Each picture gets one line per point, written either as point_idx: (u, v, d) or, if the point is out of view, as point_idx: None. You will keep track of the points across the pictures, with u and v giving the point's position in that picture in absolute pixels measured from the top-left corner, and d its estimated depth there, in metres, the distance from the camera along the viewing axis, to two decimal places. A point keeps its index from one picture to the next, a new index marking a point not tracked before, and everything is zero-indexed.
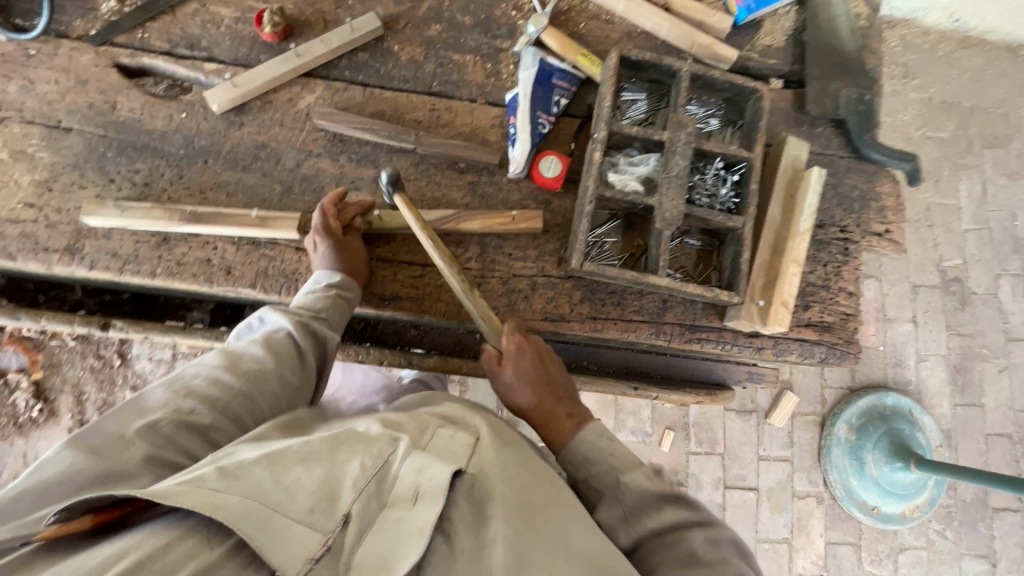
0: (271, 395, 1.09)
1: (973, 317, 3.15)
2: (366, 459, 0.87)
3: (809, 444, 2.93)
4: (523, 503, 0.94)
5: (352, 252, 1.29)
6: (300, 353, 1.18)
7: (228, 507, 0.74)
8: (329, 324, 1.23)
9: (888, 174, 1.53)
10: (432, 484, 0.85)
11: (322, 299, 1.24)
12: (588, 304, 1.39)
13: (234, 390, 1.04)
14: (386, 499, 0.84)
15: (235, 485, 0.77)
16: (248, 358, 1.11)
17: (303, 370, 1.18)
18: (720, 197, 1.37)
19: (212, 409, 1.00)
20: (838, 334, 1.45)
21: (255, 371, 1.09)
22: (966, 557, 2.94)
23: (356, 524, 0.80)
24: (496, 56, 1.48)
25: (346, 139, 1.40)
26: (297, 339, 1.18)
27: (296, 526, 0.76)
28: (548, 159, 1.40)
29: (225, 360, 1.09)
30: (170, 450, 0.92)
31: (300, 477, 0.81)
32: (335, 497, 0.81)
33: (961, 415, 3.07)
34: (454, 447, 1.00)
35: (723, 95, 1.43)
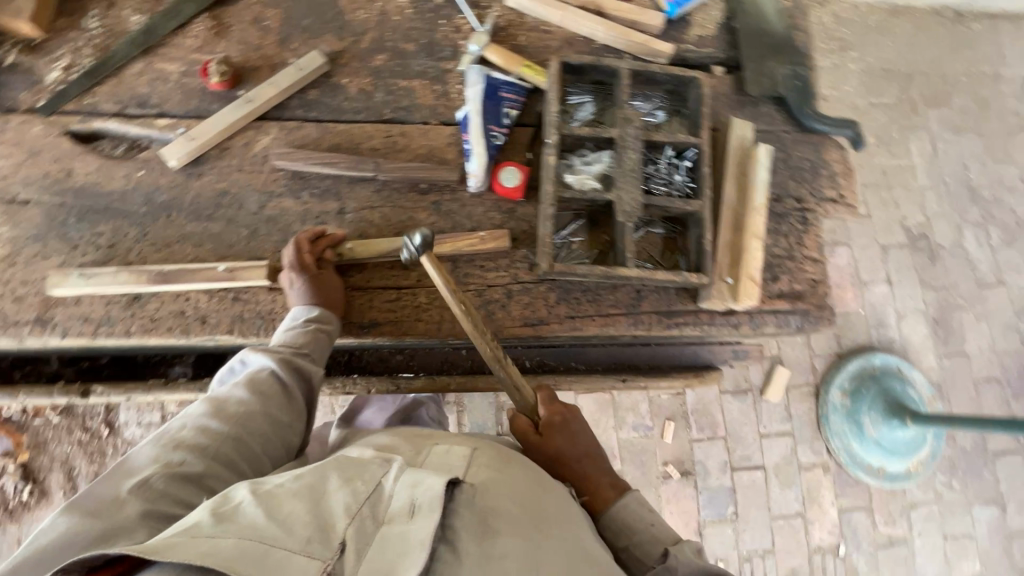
0: (262, 435, 1.09)
1: (944, 270, 3.24)
2: (359, 484, 0.88)
3: (807, 415, 2.96)
4: (528, 508, 1.00)
5: (330, 290, 1.30)
6: (286, 390, 1.17)
7: (222, 551, 0.73)
8: (312, 357, 1.22)
9: (833, 141, 1.60)
10: (427, 498, 0.87)
11: (302, 335, 1.23)
12: (564, 305, 1.41)
13: (223, 436, 1.03)
14: (381, 519, 0.85)
15: (228, 528, 0.77)
16: (233, 402, 1.10)
17: (291, 405, 1.17)
18: (676, 183, 1.42)
19: (202, 457, 0.99)
20: (810, 300, 1.48)
21: (242, 415, 1.08)
22: (976, 504, 2.99)
23: (355, 546, 0.80)
24: (443, 78, 1.53)
25: (306, 176, 1.42)
26: (280, 376, 1.17)
27: (292, 558, 0.76)
28: (507, 170, 1.43)
29: (211, 407, 1.08)
30: (167, 503, 0.91)
31: (294, 511, 0.81)
32: (329, 525, 0.81)
33: (948, 366, 3.14)
34: (451, 460, 1.05)
35: (664, 88, 1.48)
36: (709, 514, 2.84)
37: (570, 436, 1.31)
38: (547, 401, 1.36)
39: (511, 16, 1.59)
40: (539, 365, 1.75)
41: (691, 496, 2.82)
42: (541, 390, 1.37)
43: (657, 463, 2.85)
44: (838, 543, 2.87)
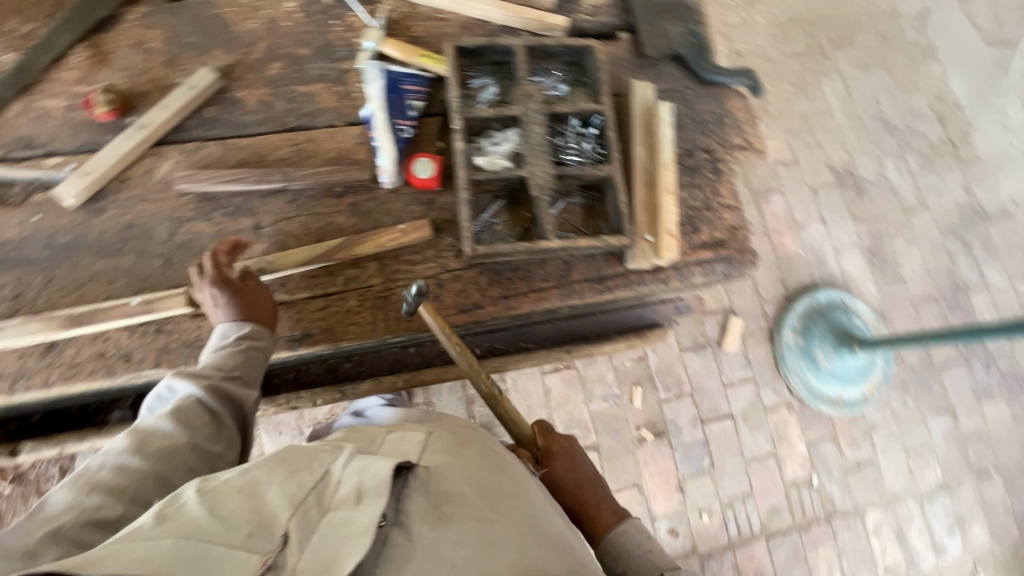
0: (188, 469, 1.06)
1: (872, 202, 3.40)
2: (305, 475, 0.87)
3: (765, 359, 3.07)
4: (484, 492, 0.99)
5: (257, 303, 1.28)
6: (214, 418, 1.15)
7: (159, 553, 0.72)
8: (243, 380, 1.22)
9: (734, 91, 1.66)
10: (374, 483, 0.86)
11: (232, 357, 1.22)
12: (497, 286, 1.42)
13: (145, 474, 1.00)
14: (327, 507, 0.84)
15: (168, 528, 0.76)
16: (157, 436, 1.06)
17: (221, 433, 1.15)
18: (586, 151, 1.44)
19: (122, 500, 0.96)
20: (732, 247, 1.54)
21: (166, 449, 1.05)
22: (930, 416, 3.17)
23: (299, 537, 0.79)
24: (344, 78, 1.52)
25: (215, 196, 1.39)
26: (208, 404, 1.15)
27: (233, 553, 0.75)
28: (419, 161, 1.42)
29: (131, 444, 1.04)
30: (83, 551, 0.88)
31: (237, 508, 0.81)
32: (272, 518, 0.80)
33: (888, 292, 3.30)
34: (406, 446, 1.05)
35: (563, 59, 1.50)
36: (686, 469, 2.92)
37: (571, 463, 1.42)
38: (545, 432, 1.47)
39: (403, 8, 1.58)
40: (490, 351, 1.77)
41: (667, 455, 2.89)
42: (537, 423, 1.49)
43: (631, 429, 2.91)
44: (810, 474, 3.00)
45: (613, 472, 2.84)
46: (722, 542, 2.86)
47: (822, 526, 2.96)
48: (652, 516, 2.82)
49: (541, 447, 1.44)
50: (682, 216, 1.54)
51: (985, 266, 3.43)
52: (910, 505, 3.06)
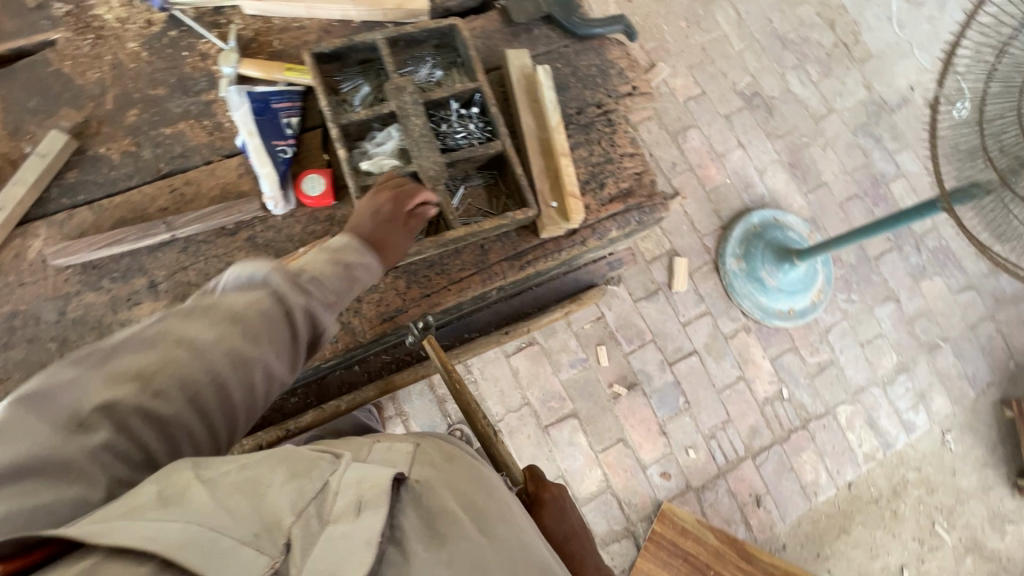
0: (252, 388, 0.96)
1: (784, 117, 3.50)
2: (305, 480, 0.79)
3: (715, 291, 3.16)
4: (475, 511, 0.97)
5: (398, 234, 1.25)
6: (296, 338, 1.03)
7: (169, 533, 0.65)
8: (327, 304, 1.09)
9: (612, 40, 1.66)
10: (374, 494, 0.81)
11: (332, 277, 1.11)
12: (416, 286, 1.40)
13: (213, 376, 0.90)
14: (327, 519, 0.76)
15: (170, 510, 0.69)
16: (242, 332, 0.94)
17: (293, 354, 1.03)
18: (473, 132, 1.42)
19: (180, 396, 0.87)
20: (640, 194, 1.55)
21: (240, 356, 0.93)
22: (876, 306, 3.34)
23: (306, 544, 0.73)
24: (209, 111, 1.44)
25: (99, 263, 1.31)
26: (294, 324, 1.02)
27: (240, 550, 0.68)
28: (308, 179, 1.37)
29: (217, 329, 0.93)
30: (126, 440, 0.80)
31: (239, 504, 0.72)
32: (277, 520, 0.73)
33: (815, 200, 3.43)
34: (395, 457, 1.00)
35: (431, 44, 1.46)
36: (665, 413, 3.00)
37: (561, 514, 1.35)
38: (535, 478, 1.40)
39: (257, 25, 1.51)
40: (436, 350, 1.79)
41: (644, 404, 2.96)
42: (529, 466, 1.42)
43: (604, 388, 2.95)
44: (780, 388, 3.13)
45: (596, 433, 2.89)
46: (713, 472, 2.96)
47: (800, 434, 3.10)
48: (642, 465, 2.89)
49: (530, 493, 1.37)
50: (586, 174, 1.54)
51: (898, 155, 3.59)
52: (875, 393, 3.23)
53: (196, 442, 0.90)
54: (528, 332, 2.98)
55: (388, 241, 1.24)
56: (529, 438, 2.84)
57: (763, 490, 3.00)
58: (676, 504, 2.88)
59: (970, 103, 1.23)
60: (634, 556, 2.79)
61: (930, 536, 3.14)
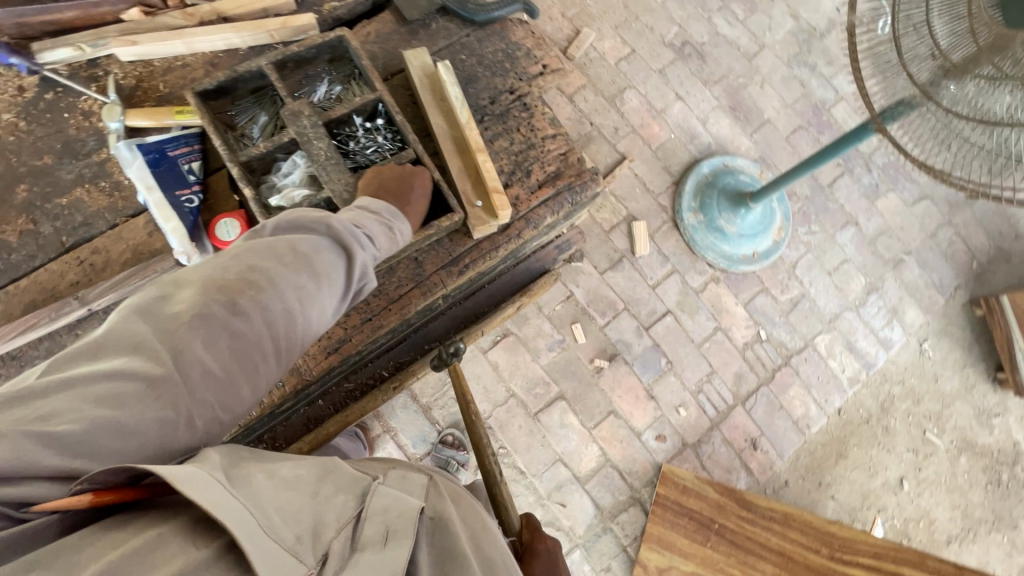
0: (312, 324, 1.00)
1: (717, 61, 3.47)
2: (349, 497, 0.83)
3: (679, 247, 3.16)
4: (483, 557, 0.92)
5: (419, 212, 1.26)
6: (346, 282, 1.07)
7: (231, 511, 0.69)
8: (375, 259, 1.14)
9: (513, 21, 1.61)
10: (401, 523, 0.83)
11: (380, 235, 1.14)
12: (357, 313, 1.37)
13: (282, 308, 0.94)
14: (357, 544, 0.78)
15: (238, 492, 0.73)
16: (304, 270, 0.99)
17: (345, 299, 1.08)
18: (382, 144, 1.37)
19: (255, 321, 0.91)
20: (569, 174, 1.52)
21: (303, 293, 0.98)
22: (837, 233, 3.37)
23: (340, 559, 0.75)
24: (105, 171, 1.36)
25: (17, 352, 1.24)
26: (345, 269, 1.07)
27: (282, 555, 0.70)
28: (222, 224, 1.31)
29: (288, 262, 0.98)
30: (216, 354, 0.86)
31: (291, 501, 0.77)
32: (321, 529, 0.76)
33: (761, 139, 3.42)
34: (410, 487, 0.96)
35: (323, 60, 1.39)
36: (649, 377, 3.02)
37: (552, 563, 1.26)
38: (531, 526, 1.36)
39: (137, 71, 1.42)
40: (399, 368, 1.78)
41: (627, 372, 2.97)
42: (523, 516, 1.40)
43: (586, 364, 2.95)
44: (757, 330, 3.16)
45: (586, 411, 2.90)
46: (706, 425, 3.00)
47: (785, 371, 3.15)
48: (636, 432, 2.92)
49: (524, 542, 1.32)
50: (510, 165, 1.50)
51: (834, 79, 3.59)
52: (849, 318, 3.29)
53: (267, 370, 0.94)
54: (500, 325, 2.95)
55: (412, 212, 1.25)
56: (520, 428, 2.84)
57: (757, 433, 3.04)
58: (675, 464, 2.91)
59: (888, 22, 1.18)
60: (643, 522, 2.81)
61: (923, 445, 3.22)
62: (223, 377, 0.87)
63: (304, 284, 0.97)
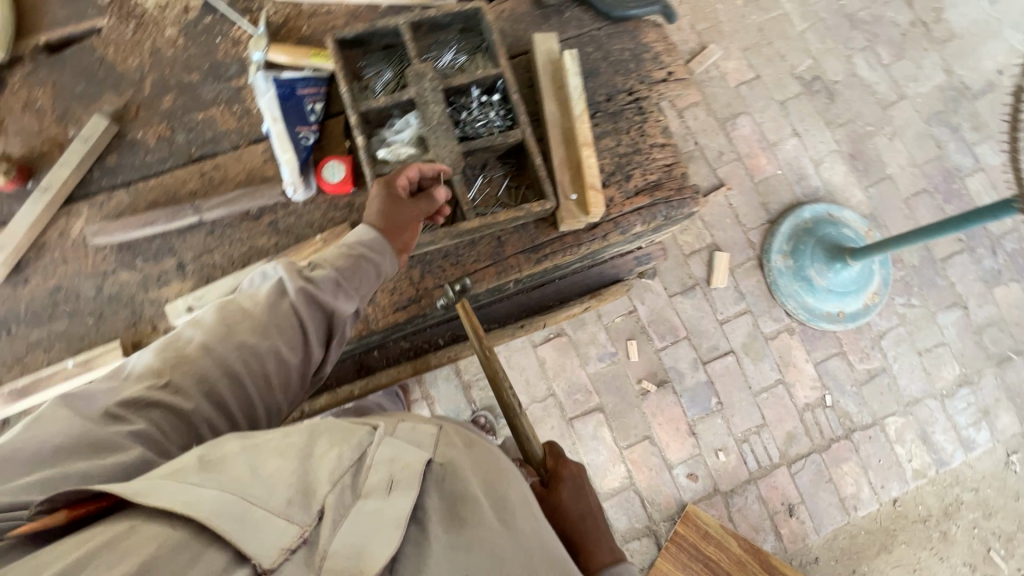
0: (262, 377, 1.04)
1: (846, 104, 3.24)
2: (344, 450, 0.83)
3: (758, 288, 3.00)
4: (498, 502, 0.90)
5: (406, 215, 1.25)
6: (302, 325, 1.10)
7: (203, 500, 0.70)
8: (337, 292, 1.13)
9: (648, 23, 1.57)
10: (405, 474, 0.83)
11: (346, 268, 1.15)
12: (431, 276, 1.41)
13: (219, 372, 0.99)
14: (360, 491, 0.79)
15: (217, 478, 0.74)
16: (245, 330, 1.04)
17: (303, 345, 1.11)
18: (493, 120, 1.39)
19: (193, 392, 0.96)
20: (669, 187, 1.47)
21: (245, 350, 1.02)
22: (939, 312, 3.08)
23: (337, 512, 0.75)
24: (239, 96, 1.46)
25: (132, 243, 1.37)
26: (299, 310, 1.08)
27: (272, 519, 0.71)
28: (329, 165, 1.38)
29: (227, 328, 1.03)
30: (157, 427, 0.91)
31: (278, 468, 0.78)
32: (312, 487, 0.77)
33: (877, 195, 3.16)
34: (420, 440, 0.93)
35: (455, 29, 1.43)
36: (695, 413, 2.90)
37: (578, 492, 1.26)
38: (555, 453, 1.33)
39: (287, 10, 1.51)
40: (454, 339, 1.83)
41: (673, 403, 2.87)
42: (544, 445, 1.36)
43: (632, 384, 2.88)
44: (822, 394, 2.95)
45: (622, 429, 2.84)
46: (743, 477, 2.85)
47: (843, 444, 2.92)
48: (668, 465, 2.82)
49: (550, 470, 1.30)
50: (612, 165, 1.47)
51: (977, 146, 3.25)
52: (930, 406, 3.00)
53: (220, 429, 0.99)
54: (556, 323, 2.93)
55: (397, 225, 1.25)
56: (552, 429, 2.82)
57: (797, 500, 2.86)
58: (701, 507, 2.80)
59: None
60: (654, 555, 2.73)
61: (984, 563, 2.90)
62: (169, 452, 0.91)
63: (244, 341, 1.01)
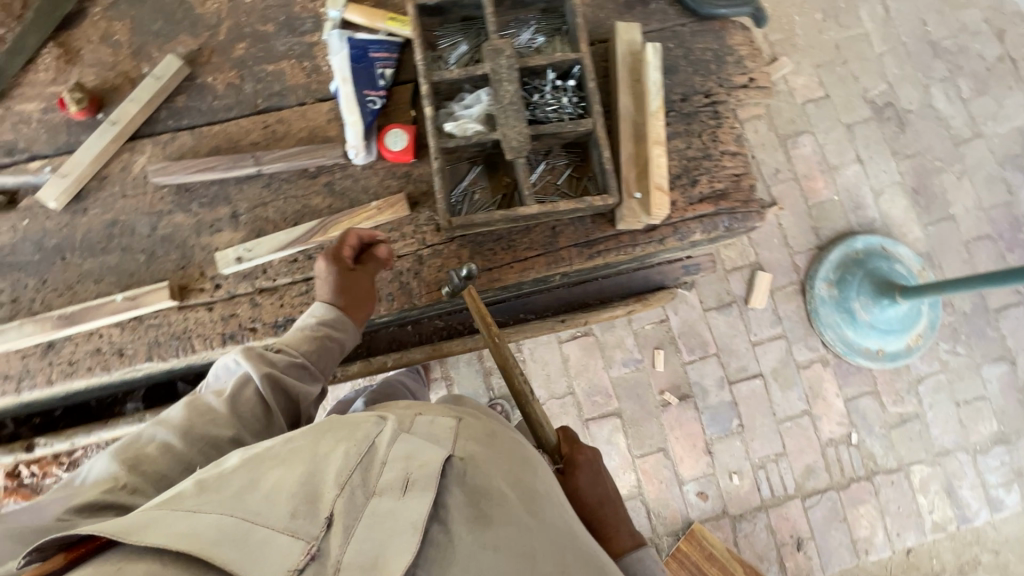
0: None
1: (917, 135, 3.09)
2: (351, 446, 0.81)
3: (797, 314, 2.91)
4: (522, 496, 0.88)
5: (362, 284, 1.27)
6: (267, 409, 1.07)
7: (200, 526, 0.66)
8: (300, 372, 1.15)
9: (735, 24, 1.50)
10: (422, 474, 0.80)
11: (310, 349, 1.19)
12: (480, 258, 1.38)
13: (183, 464, 0.94)
14: (373, 490, 0.77)
15: (213, 501, 0.70)
16: (209, 421, 1.01)
17: (268, 431, 1.07)
18: (564, 106, 1.35)
19: (155, 492, 0.90)
20: (735, 198, 1.41)
21: (209, 440, 0.99)
22: (984, 365, 2.94)
23: (348, 516, 0.72)
24: (311, 53, 1.45)
25: (191, 187, 1.38)
26: (262, 391, 1.07)
27: (276, 537, 0.68)
28: (392, 133, 1.36)
29: (191, 421, 1.00)
30: None
31: (280, 481, 0.75)
32: (318, 492, 0.74)
33: (936, 234, 3.02)
34: (438, 434, 0.92)
35: (537, 8, 1.38)
36: (714, 432, 2.83)
37: (595, 479, 1.24)
38: (569, 439, 1.31)
39: None
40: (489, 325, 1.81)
41: (693, 418, 2.81)
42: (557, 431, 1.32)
43: (654, 393, 2.83)
44: (849, 432, 2.86)
45: (637, 437, 2.79)
46: (755, 504, 2.78)
47: (863, 485, 2.83)
48: (679, 480, 2.77)
49: (563, 457, 1.27)
50: (678, 168, 1.42)
51: None
52: (961, 460, 2.88)
53: None
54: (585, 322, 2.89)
55: (354, 296, 1.26)
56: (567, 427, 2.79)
57: (806, 535, 2.78)
58: (707, 527, 2.75)
59: None
60: None
61: None
62: None
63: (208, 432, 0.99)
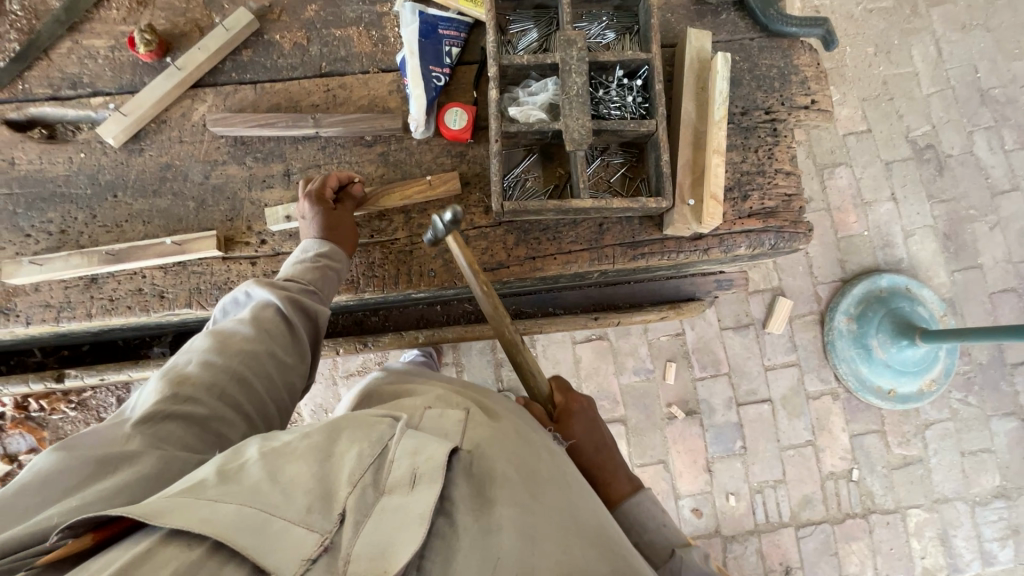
0: (268, 376, 1.00)
1: (954, 180, 3.07)
2: (364, 447, 0.75)
3: (812, 344, 2.90)
4: (528, 481, 0.83)
5: (345, 221, 1.27)
6: (290, 328, 1.07)
7: (219, 516, 0.61)
8: (314, 297, 1.14)
9: (804, 44, 1.49)
10: (430, 467, 0.74)
11: (307, 271, 1.17)
12: (524, 246, 1.38)
13: (225, 372, 0.94)
14: (383, 488, 0.71)
15: (230, 491, 0.66)
16: (239, 337, 1.00)
17: (296, 345, 1.08)
18: (628, 105, 1.36)
19: (206, 398, 0.91)
20: (784, 217, 1.41)
21: (246, 351, 0.99)
22: (994, 418, 2.92)
23: (360, 515, 0.67)
24: (379, 22, 1.45)
25: (247, 140, 1.39)
26: (283, 311, 1.07)
27: (291, 529, 0.63)
28: (452, 112, 1.36)
29: (223, 342, 0.99)
30: (175, 445, 0.84)
31: (298, 474, 0.70)
32: (331, 490, 0.69)
33: (961, 281, 3.01)
34: (447, 428, 0.88)
35: (611, 4, 1.38)
36: (717, 451, 2.83)
37: (591, 425, 1.26)
38: (562, 388, 1.30)
39: None
40: (516, 313, 1.83)
41: (697, 434, 2.81)
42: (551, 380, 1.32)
43: (660, 405, 2.83)
44: (850, 468, 2.85)
45: (639, 447, 2.80)
46: (748, 527, 2.78)
47: (858, 522, 2.82)
48: (676, 494, 2.78)
49: (558, 406, 1.27)
50: (731, 180, 1.42)
51: None
52: (958, 508, 2.86)
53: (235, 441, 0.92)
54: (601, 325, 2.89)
55: (341, 231, 1.26)
56: None
57: (796, 564, 2.78)
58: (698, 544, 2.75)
59: None
60: None
61: None
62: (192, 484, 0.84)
63: (241, 345, 0.99)
